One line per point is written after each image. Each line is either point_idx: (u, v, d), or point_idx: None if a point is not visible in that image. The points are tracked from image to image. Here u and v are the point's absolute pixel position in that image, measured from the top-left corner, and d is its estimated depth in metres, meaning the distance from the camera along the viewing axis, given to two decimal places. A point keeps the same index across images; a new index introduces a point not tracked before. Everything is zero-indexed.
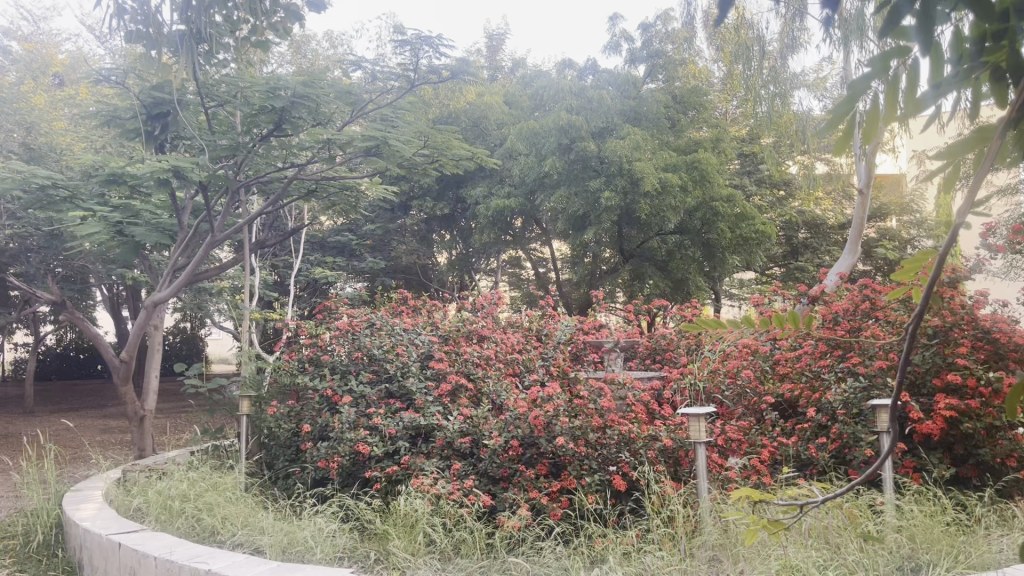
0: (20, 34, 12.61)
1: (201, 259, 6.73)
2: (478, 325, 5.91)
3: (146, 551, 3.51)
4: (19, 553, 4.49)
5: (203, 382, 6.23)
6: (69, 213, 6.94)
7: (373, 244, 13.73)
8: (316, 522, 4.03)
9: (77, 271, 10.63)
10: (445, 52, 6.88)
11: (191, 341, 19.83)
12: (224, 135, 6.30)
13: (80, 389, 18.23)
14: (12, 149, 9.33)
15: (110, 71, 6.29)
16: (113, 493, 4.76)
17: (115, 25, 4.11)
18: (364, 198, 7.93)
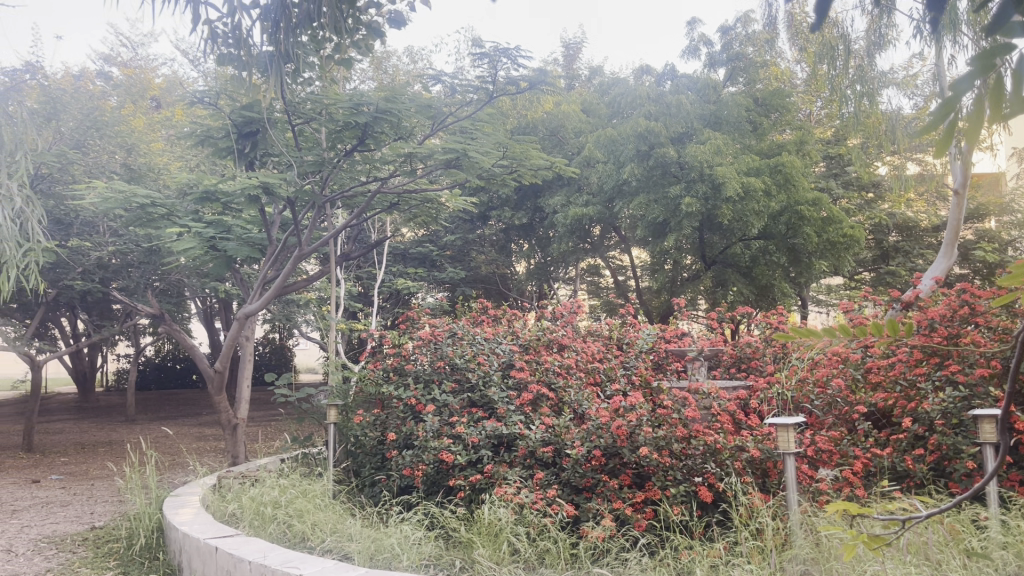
0: (120, 60, 13.25)
1: (290, 272, 6.92)
2: (558, 334, 5.91)
3: (241, 556, 3.63)
4: (123, 556, 4.74)
5: (291, 391, 6.42)
6: (166, 229, 7.24)
7: (453, 254, 13.88)
8: (402, 529, 4.10)
9: (174, 285, 11.10)
10: (523, 62, 6.95)
11: (280, 351, 20.47)
12: (310, 151, 6.50)
13: (176, 399, 18.98)
14: (114, 169, 9.80)
15: (203, 93, 6.57)
16: (210, 498, 4.93)
17: (208, 49, 4.29)
18: (444, 209, 8.06)
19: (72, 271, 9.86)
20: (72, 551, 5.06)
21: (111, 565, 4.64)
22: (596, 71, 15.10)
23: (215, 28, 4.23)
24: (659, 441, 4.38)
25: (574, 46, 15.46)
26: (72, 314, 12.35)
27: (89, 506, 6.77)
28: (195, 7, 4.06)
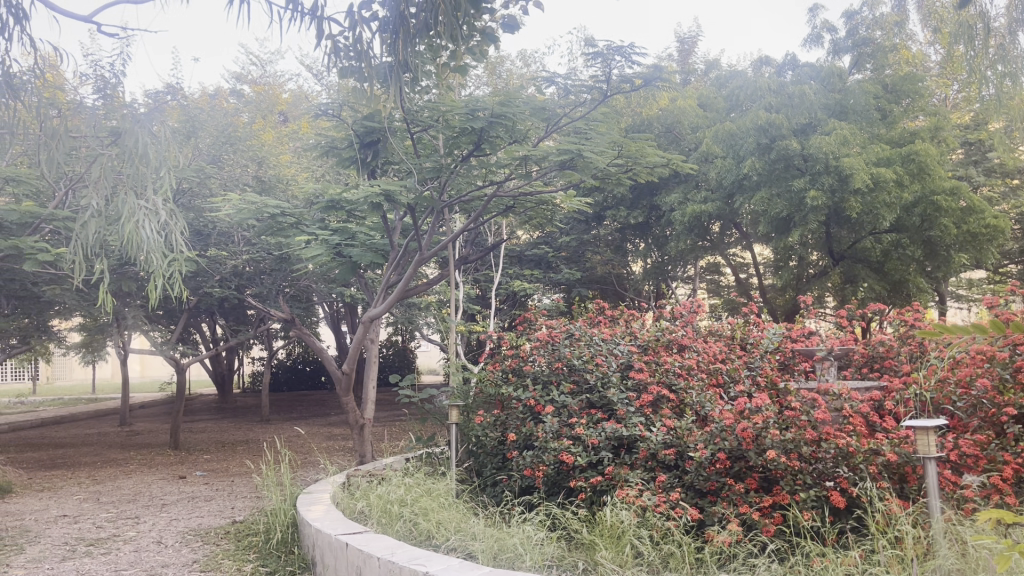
0: (251, 78, 13.98)
1: (411, 276, 7.08)
2: (678, 334, 5.80)
3: (370, 552, 3.74)
4: (262, 549, 4.98)
5: (415, 392, 6.56)
6: (295, 237, 7.57)
7: (569, 255, 13.86)
8: (524, 530, 4.12)
9: (303, 290, 11.55)
10: (637, 60, 6.87)
11: (402, 353, 21.05)
12: (428, 159, 6.65)
13: (308, 399, 19.81)
14: (247, 182, 10.33)
15: (327, 105, 6.82)
16: (340, 495, 5.12)
17: (329, 64, 4.46)
18: (560, 210, 8.08)
19: (211, 279, 10.46)
20: (216, 544, 5.37)
21: (252, 558, 4.90)
22: (712, 65, 14.75)
23: (337, 42, 4.41)
24: (787, 444, 4.21)
25: (690, 40, 15.20)
26: (212, 320, 13.10)
27: (230, 501, 7.16)
28: (319, 22, 4.26)
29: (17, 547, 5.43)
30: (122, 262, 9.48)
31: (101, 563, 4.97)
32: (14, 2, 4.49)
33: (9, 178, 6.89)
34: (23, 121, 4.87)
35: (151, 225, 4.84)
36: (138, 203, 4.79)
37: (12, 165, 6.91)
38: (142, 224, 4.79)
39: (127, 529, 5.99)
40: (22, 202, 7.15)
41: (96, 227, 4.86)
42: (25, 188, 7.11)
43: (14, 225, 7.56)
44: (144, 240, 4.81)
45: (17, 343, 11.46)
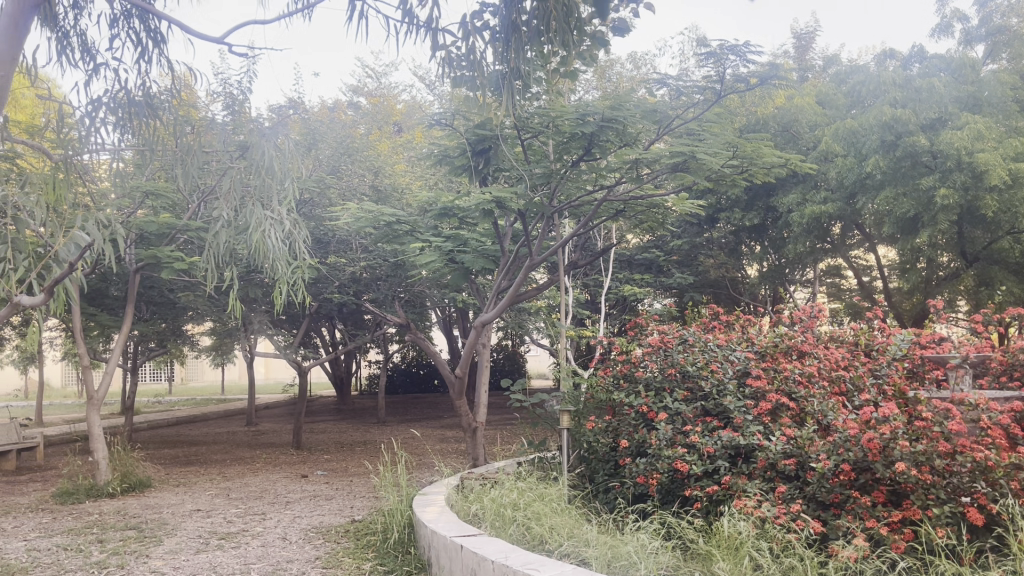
0: (367, 90, 14.44)
1: (522, 282, 7.08)
2: (798, 339, 5.58)
3: (484, 555, 3.79)
4: (380, 549, 5.11)
5: (526, 397, 6.55)
6: (410, 244, 7.75)
7: (680, 259, 13.61)
8: (639, 538, 4.06)
9: (417, 296, 11.81)
10: (752, 58, 6.72)
11: (513, 357, 21.23)
12: (539, 164, 6.68)
13: (421, 402, 20.25)
14: (365, 192, 10.65)
15: (440, 115, 6.94)
16: (454, 498, 5.21)
17: (442, 74, 4.56)
18: (672, 214, 7.95)
19: (331, 285, 10.86)
20: (337, 542, 5.55)
21: (371, 556, 5.03)
22: (831, 59, 14.16)
23: (450, 52, 4.50)
24: (919, 457, 4.00)
25: (807, 36, 14.76)
26: (331, 325, 13.57)
27: (349, 500, 7.41)
28: (434, 34, 4.36)
29: (157, 539, 5.78)
30: (249, 270, 9.97)
31: (232, 556, 5.23)
32: (153, 26, 4.81)
33: (148, 192, 7.35)
34: (162, 138, 5.20)
35: (276, 234, 5.07)
36: (264, 213, 5.02)
37: (151, 180, 7.38)
38: (268, 233, 5.03)
39: (254, 525, 6.27)
40: (160, 214, 7.62)
41: (227, 237, 5.13)
42: (163, 202, 7.58)
43: (152, 235, 8.06)
44: (270, 248, 5.03)
45: (155, 346, 12.22)
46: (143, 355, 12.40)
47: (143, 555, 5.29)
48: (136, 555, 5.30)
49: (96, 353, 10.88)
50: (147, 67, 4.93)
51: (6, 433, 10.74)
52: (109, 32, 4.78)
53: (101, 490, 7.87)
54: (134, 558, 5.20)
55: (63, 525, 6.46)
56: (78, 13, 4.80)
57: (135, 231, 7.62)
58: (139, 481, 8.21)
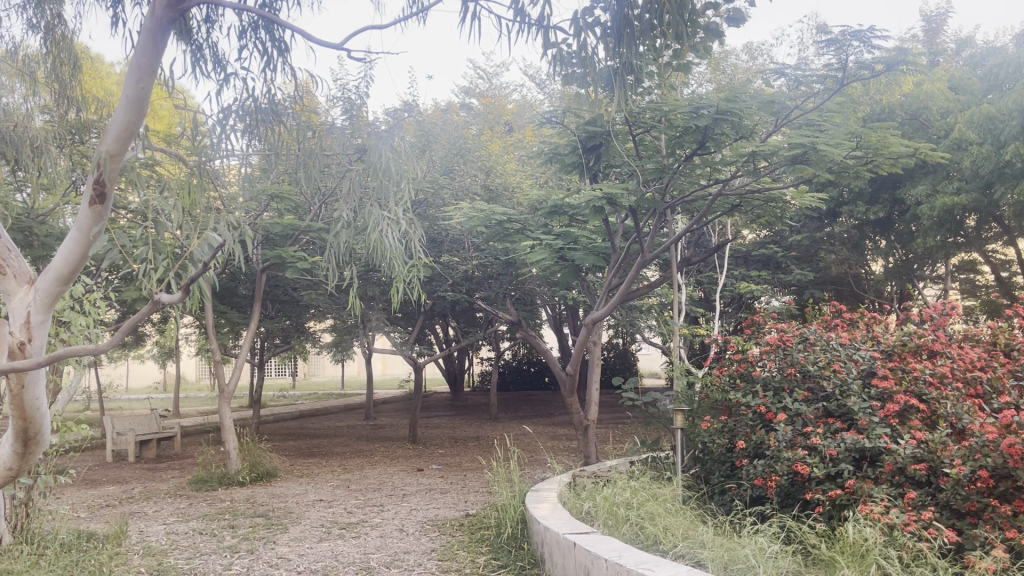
0: (479, 90, 14.68)
1: (633, 279, 6.96)
2: (929, 338, 5.28)
3: (598, 553, 3.77)
4: (494, 543, 5.17)
5: (638, 395, 6.44)
6: (522, 243, 7.82)
7: (800, 255, 13.14)
8: (757, 541, 3.95)
9: (528, 294, 11.86)
10: (878, 43, 6.41)
11: (624, 355, 21.06)
12: (651, 160, 6.60)
13: (533, 399, 20.36)
14: (476, 191, 10.76)
15: (550, 113, 6.90)
16: (567, 495, 5.21)
17: (553, 72, 4.57)
18: (791, 208, 7.68)
19: (445, 283, 11.08)
20: (452, 535, 5.65)
21: (484, 550, 5.09)
22: (965, 42, 13.36)
23: (561, 51, 4.50)
24: None
25: (938, 18, 13.98)
26: (445, 322, 13.83)
27: (463, 494, 7.52)
28: (545, 32, 4.37)
29: (283, 526, 6.05)
30: (367, 269, 10.31)
31: (352, 546, 5.41)
32: (278, 36, 5.03)
33: (274, 194, 7.72)
34: (286, 143, 5.42)
35: (393, 234, 5.19)
36: (382, 213, 5.15)
37: (276, 183, 7.75)
38: (385, 233, 5.16)
39: (373, 516, 6.47)
40: (285, 216, 8.01)
41: (347, 237, 5.30)
42: (288, 204, 7.95)
43: (277, 236, 8.45)
44: (387, 248, 5.14)
45: (280, 342, 12.80)
46: (269, 351, 13.01)
47: (270, 541, 5.55)
48: (264, 541, 5.57)
49: (227, 348, 11.49)
50: (272, 75, 5.16)
51: (148, 423, 11.49)
52: (238, 44, 5.03)
53: (233, 479, 8.31)
54: (262, 544, 5.47)
55: (198, 511, 6.85)
56: (210, 26, 5.07)
57: (261, 232, 8.03)
58: (266, 471, 8.61)
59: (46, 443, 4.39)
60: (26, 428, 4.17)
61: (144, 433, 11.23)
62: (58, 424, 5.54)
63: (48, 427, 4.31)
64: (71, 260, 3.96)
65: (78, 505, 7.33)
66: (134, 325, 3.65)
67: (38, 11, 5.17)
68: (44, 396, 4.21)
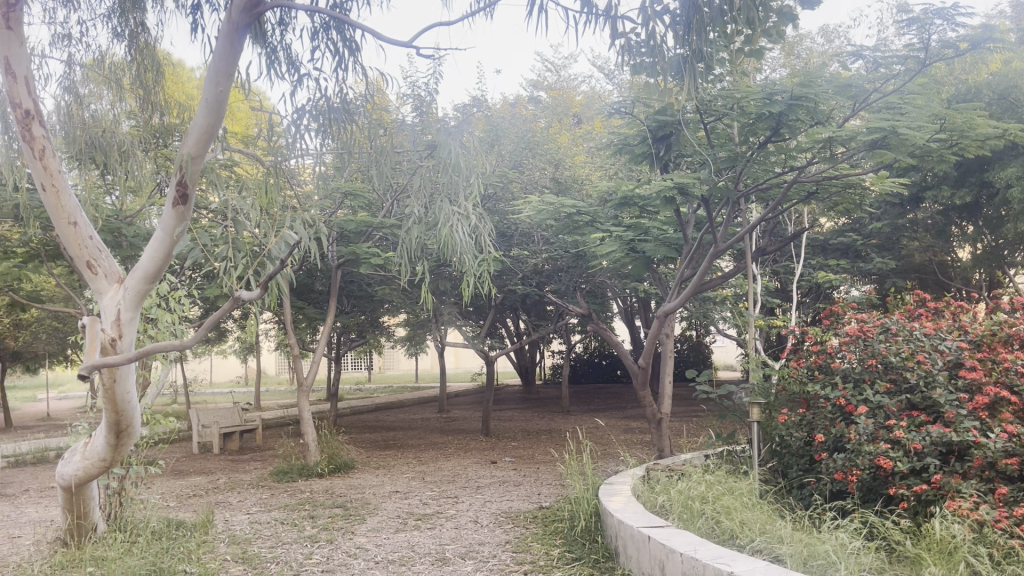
0: (547, 83, 14.68)
1: (706, 270, 6.84)
2: (1020, 327, 5.04)
3: (673, 547, 3.74)
4: (568, 536, 5.17)
5: (713, 387, 6.33)
6: (592, 235, 7.79)
7: (880, 243, 12.74)
8: (838, 537, 3.85)
9: (599, 287, 11.80)
10: (963, 21, 6.15)
11: (698, 348, 20.78)
12: (723, 148, 6.48)
13: (606, 392, 20.28)
14: (546, 184, 10.74)
15: (619, 103, 6.84)
16: (640, 488, 5.17)
17: (622, 63, 4.53)
18: (870, 194, 7.44)
19: (515, 277, 11.14)
20: (526, 527, 5.68)
21: (558, 543, 5.10)
22: None
23: (630, 40, 4.46)
24: None
25: None
26: (516, 316, 13.89)
27: (537, 487, 7.55)
28: (613, 22, 4.35)
29: (361, 517, 6.18)
30: (439, 264, 10.43)
31: (428, 536, 5.49)
32: (349, 36, 5.13)
33: (348, 192, 7.88)
34: (359, 142, 5.52)
35: (463, 228, 5.24)
36: (452, 209, 5.22)
37: (350, 181, 7.91)
38: (456, 228, 5.22)
39: (448, 508, 6.55)
40: (358, 213, 8.16)
41: (419, 233, 5.38)
42: (361, 201, 8.10)
43: (351, 234, 8.62)
44: (458, 242, 5.18)
45: (356, 337, 13.07)
46: (345, 345, 13.29)
47: (349, 531, 5.67)
48: (342, 530, 5.71)
49: (305, 342, 11.79)
50: (344, 74, 5.27)
51: (231, 416, 11.88)
52: (311, 45, 5.15)
53: (312, 470, 8.52)
54: (340, 534, 5.59)
55: (280, 501, 7.06)
56: (284, 29, 5.20)
57: (337, 229, 8.20)
58: (343, 462, 8.81)
59: (136, 436, 4.58)
60: (118, 420, 4.38)
61: (228, 426, 11.61)
62: (148, 416, 5.77)
63: (138, 420, 4.50)
64: (157, 259, 4.13)
65: (167, 494, 7.63)
66: (218, 321, 3.80)
67: (122, 20, 5.51)
68: (134, 390, 4.40)
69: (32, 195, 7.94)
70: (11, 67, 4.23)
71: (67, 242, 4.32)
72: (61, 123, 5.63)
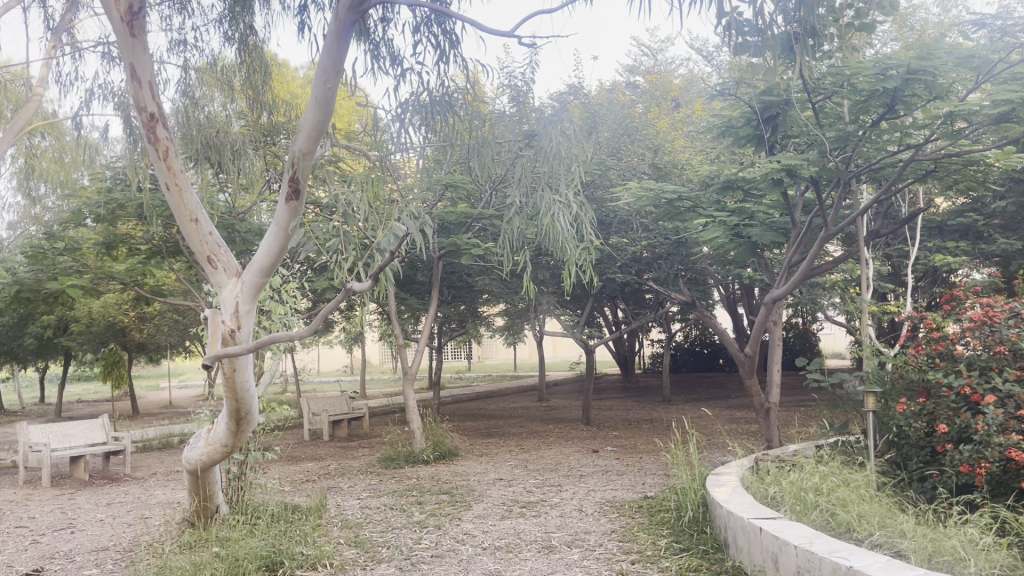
0: (644, 67, 14.50)
1: (816, 255, 6.60)
2: None
3: (787, 539, 3.64)
4: (675, 526, 5.10)
5: (824, 375, 6.12)
6: (695, 221, 7.65)
7: (1004, 223, 11.98)
8: (965, 532, 3.68)
9: (700, 274, 11.58)
10: None
11: (805, 336, 20.12)
12: (832, 127, 6.25)
13: (708, 381, 19.90)
14: (645, 170, 10.58)
15: (721, 86, 6.68)
16: (750, 479, 5.05)
17: (726, 44, 4.38)
18: (995, 171, 7.01)
19: (614, 265, 11.06)
20: (632, 516, 5.64)
21: (665, 533, 5.04)
22: None
23: (735, 18, 4.31)
24: None
25: None
26: (615, 304, 13.79)
27: (640, 476, 7.49)
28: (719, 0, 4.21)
29: (467, 503, 6.28)
30: (538, 253, 10.45)
31: (533, 524, 5.52)
32: (449, 28, 5.19)
33: (448, 183, 7.98)
34: (460, 135, 5.58)
35: (564, 217, 5.22)
36: (553, 197, 5.21)
37: (450, 173, 8.00)
38: (557, 217, 5.20)
39: (552, 496, 6.58)
40: (459, 205, 8.26)
41: (521, 222, 5.39)
42: (461, 193, 8.18)
43: (452, 225, 8.74)
44: (559, 231, 5.17)
45: (456, 326, 13.25)
46: (447, 335, 13.51)
47: (455, 518, 5.77)
48: (449, 517, 5.81)
49: (408, 332, 12.04)
50: (445, 67, 5.34)
51: (339, 404, 12.27)
52: (412, 39, 5.23)
53: (418, 457, 8.71)
54: (448, 520, 5.69)
55: (388, 487, 7.25)
56: (386, 25, 5.30)
57: (438, 221, 8.33)
58: (448, 450, 8.97)
59: (255, 423, 4.78)
60: (238, 408, 4.58)
61: (336, 414, 12.00)
62: (264, 404, 6.01)
63: (256, 408, 4.70)
64: (272, 252, 4.29)
65: (283, 479, 7.96)
66: (327, 313, 3.91)
67: (234, 24, 5.71)
68: (252, 379, 4.58)
69: (155, 194, 8.38)
70: (136, 73, 4.46)
71: (189, 239, 4.54)
72: (180, 124, 5.90)
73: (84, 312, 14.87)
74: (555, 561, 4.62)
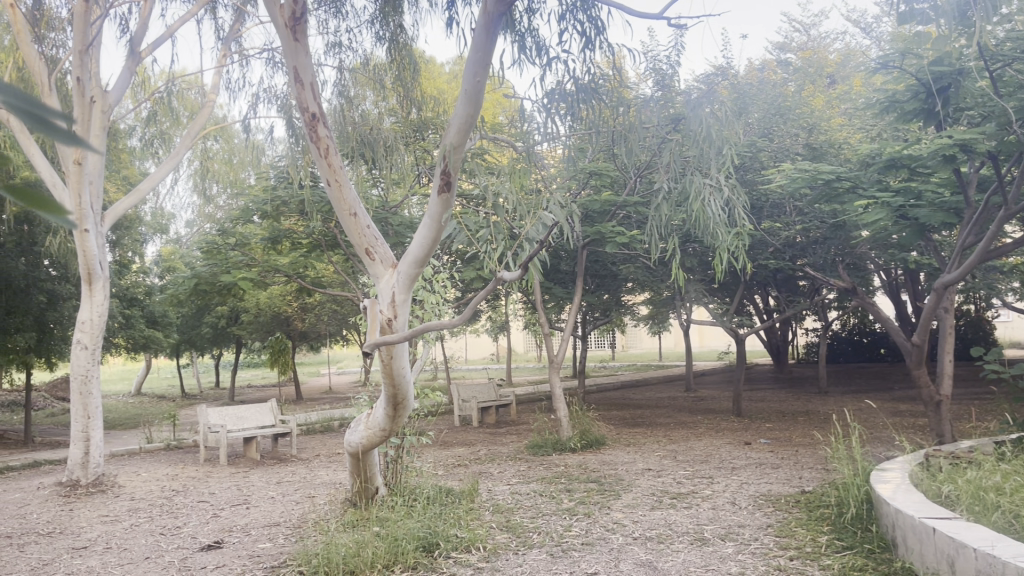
0: (796, 44, 13.89)
1: (993, 236, 6.10)
2: None
3: (965, 542, 3.39)
4: (836, 523, 4.86)
5: (1003, 366, 5.66)
6: (855, 203, 7.25)
7: None
8: None
9: (859, 259, 10.98)
10: None
11: (978, 324, 18.67)
12: (1013, 97, 5.74)
13: (868, 372, 18.85)
14: (799, 151, 10.12)
15: (882, 58, 6.28)
16: (919, 477, 4.74)
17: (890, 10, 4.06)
18: None
19: (766, 250, 10.67)
20: (789, 511, 5.43)
21: (826, 530, 4.81)
22: None
23: None
24: None
25: None
26: (766, 292, 13.31)
27: (796, 470, 7.20)
28: None
29: (616, 493, 6.26)
30: (685, 240, 10.23)
31: (685, 516, 5.43)
32: (594, 14, 5.17)
33: (593, 171, 7.95)
34: (606, 121, 5.53)
35: (715, 202, 5.08)
36: (703, 182, 5.08)
37: (594, 161, 7.97)
38: (708, 202, 5.07)
39: (703, 488, 6.44)
40: (604, 192, 8.19)
41: (670, 208, 5.29)
42: (607, 180, 8.12)
43: (597, 214, 8.69)
44: (710, 216, 5.03)
45: (602, 315, 13.18)
46: (592, 323, 13.48)
47: (606, 506, 5.76)
48: (599, 505, 5.81)
49: (553, 321, 12.10)
50: (591, 53, 5.31)
51: (487, 391, 12.51)
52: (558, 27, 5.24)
53: (565, 445, 8.75)
54: (598, 508, 5.70)
55: (537, 474, 7.32)
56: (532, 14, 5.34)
57: (583, 209, 8.31)
58: (595, 438, 8.96)
59: (410, 408, 4.95)
60: (395, 394, 4.75)
61: (484, 401, 12.25)
62: (419, 391, 6.21)
63: (412, 394, 4.86)
64: (426, 244, 4.42)
65: (436, 464, 8.21)
66: (477, 304, 4.00)
67: (385, 23, 5.90)
68: (408, 366, 4.74)
69: (315, 190, 8.81)
70: (298, 75, 4.68)
71: (349, 232, 4.75)
72: (336, 122, 6.16)
73: (253, 303, 15.90)
74: (708, 554, 4.52)
